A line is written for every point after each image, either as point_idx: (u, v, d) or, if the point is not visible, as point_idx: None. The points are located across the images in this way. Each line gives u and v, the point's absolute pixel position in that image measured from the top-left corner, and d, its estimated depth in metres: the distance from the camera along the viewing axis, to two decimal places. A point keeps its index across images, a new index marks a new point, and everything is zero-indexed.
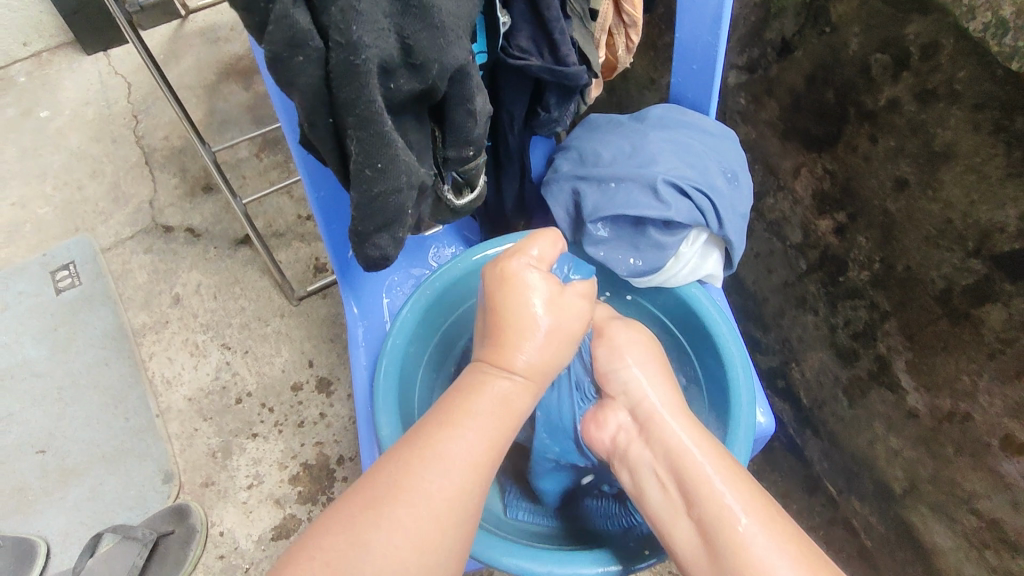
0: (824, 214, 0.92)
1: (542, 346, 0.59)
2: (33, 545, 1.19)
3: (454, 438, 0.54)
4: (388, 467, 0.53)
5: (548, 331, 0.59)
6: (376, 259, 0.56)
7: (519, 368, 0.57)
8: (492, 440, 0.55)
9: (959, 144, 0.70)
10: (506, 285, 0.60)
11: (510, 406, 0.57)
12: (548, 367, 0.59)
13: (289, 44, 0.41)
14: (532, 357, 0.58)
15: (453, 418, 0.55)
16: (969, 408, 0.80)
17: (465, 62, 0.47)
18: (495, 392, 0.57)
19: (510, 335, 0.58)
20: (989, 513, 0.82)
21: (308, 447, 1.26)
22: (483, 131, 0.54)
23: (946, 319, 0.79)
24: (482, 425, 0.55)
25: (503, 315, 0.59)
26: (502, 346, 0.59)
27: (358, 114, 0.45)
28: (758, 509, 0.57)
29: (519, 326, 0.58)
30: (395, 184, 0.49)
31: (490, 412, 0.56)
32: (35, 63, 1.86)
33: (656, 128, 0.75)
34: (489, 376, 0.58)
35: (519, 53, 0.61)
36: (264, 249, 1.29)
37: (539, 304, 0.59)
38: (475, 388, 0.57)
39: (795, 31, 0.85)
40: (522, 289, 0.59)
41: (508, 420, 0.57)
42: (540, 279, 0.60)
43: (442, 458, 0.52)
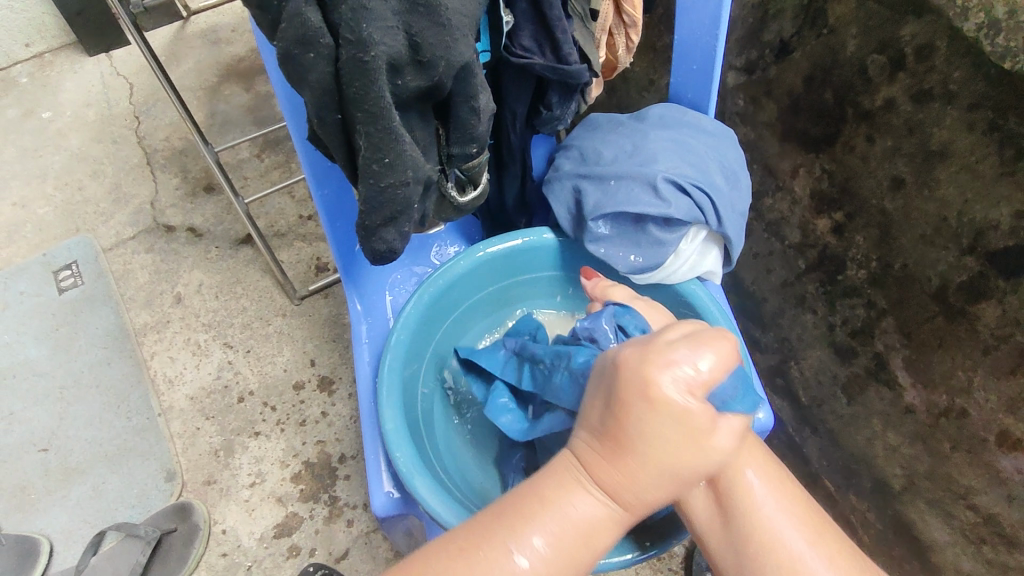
0: (821, 213, 0.93)
1: (656, 484, 0.51)
2: (35, 544, 1.19)
3: (520, 557, 0.49)
4: (457, 557, 0.50)
5: (671, 472, 0.50)
6: (383, 252, 0.56)
7: (618, 502, 0.51)
8: (571, 560, 0.51)
9: (954, 143, 0.71)
10: (643, 407, 0.49)
11: (592, 533, 0.51)
12: (652, 504, 0.52)
13: (300, 41, 0.42)
14: (641, 491, 0.51)
15: (526, 528, 0.50)
16: (965, 404, 0.81)
17: (470, 59, 0.48)
18: (581, 514, 0.51)
19: (624, 455, 0.50)
20: (986, 509, 0.83)
21: (310, 446, 1.27)
22: (486, 128, 0.56)
23: (941, 317, 0.79)
24: (555, 546, 0.50)
25: (625, 433, 0.50)
26: (616, 462, 0.50)
27: (367, 109, 0.46)
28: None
29: (640, 450, 0.49)
30: (402, 177, 0.50)
31: (569, 536, 0.51)
32: (37, 64, 1.87)
33: (656, 127, 0.76)
34: (579, 492, 0.52)
35: (522, 52, 0.62)
36: (266, 249, 1.30)
37: (673, 445, 0.49)
38: (564, 500, 0.51)
39: (793, 32, 0.86)
40: (656, 414, 0.49)
41: (586, 549, 0.51)
42: (681, 411, 0.49)
43: (510, 569, 0.49)
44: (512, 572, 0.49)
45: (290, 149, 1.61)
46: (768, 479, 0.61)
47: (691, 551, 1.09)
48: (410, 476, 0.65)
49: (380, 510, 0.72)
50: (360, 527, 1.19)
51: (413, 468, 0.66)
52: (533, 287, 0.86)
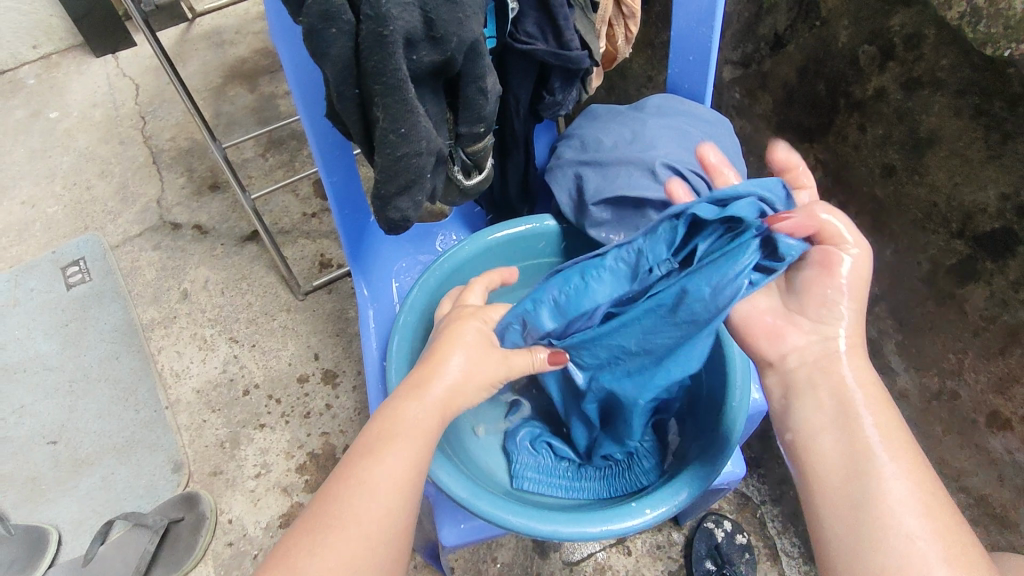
0: (816, 202, 0.95)
1: (456, 372, 0.61)
2: (45, 533, 1.21)
3: (370, 472, 0.54)
4: (326, 495, 0.53)
5: (471, 357, 0.62)
6: (397, 221, 0.59)
7: (431, 394, 0.59)
8: (408, 470, 0.55)
9: (942, 129, 0.74)
10: (445, 334, 0.64)
11: (422, 430, 0.57)
12: (466, 390, 0.61)
13: (323, 17, 0.45)
14: (445, 388, 0.60)
15: (375, 450, 0.55)
16: (956, 386, 0.83)
17: (480, 37, 0.51)
18: (409, 416, 0.57)
19: (427, 363, 0.61)
20: (978, 489, 0.85)
21: (315, 437, 1.28)
22: (493, 109, 0.58)
23: (933, 300, 0.82)
24: (397, 454, 0.55)
25: (430, 352, 0.63)
26: (420, 377, 0.60)
27: (384, 82, 0.48)
28: (925, 491, 0.51)
29: (440, 355, 0.62)
30: (417, 148, 0.53)
31: (406, 440, 0.56)
32: (44, 65, 1.90)
33: (654, 115, 0.78)
34: (405, 403, 0.58)
35: (526, 38, 0.65)
36: (272, 244, 1.32)
37: (469, 340, 0.63)
38: (395, 415, 0.57)
39: (786, 26, 0.89)
40: (457, 331, 0.64)
41: (422, 446, 0.57)
42: (470, 325, 0.65)
43: (366, 483, 0.53)
44: (372, 487, 0.53)
45: (293, 148, 1.63)
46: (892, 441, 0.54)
47: (690, 538, 1.11)
48: None
49: None
50: None
51: None
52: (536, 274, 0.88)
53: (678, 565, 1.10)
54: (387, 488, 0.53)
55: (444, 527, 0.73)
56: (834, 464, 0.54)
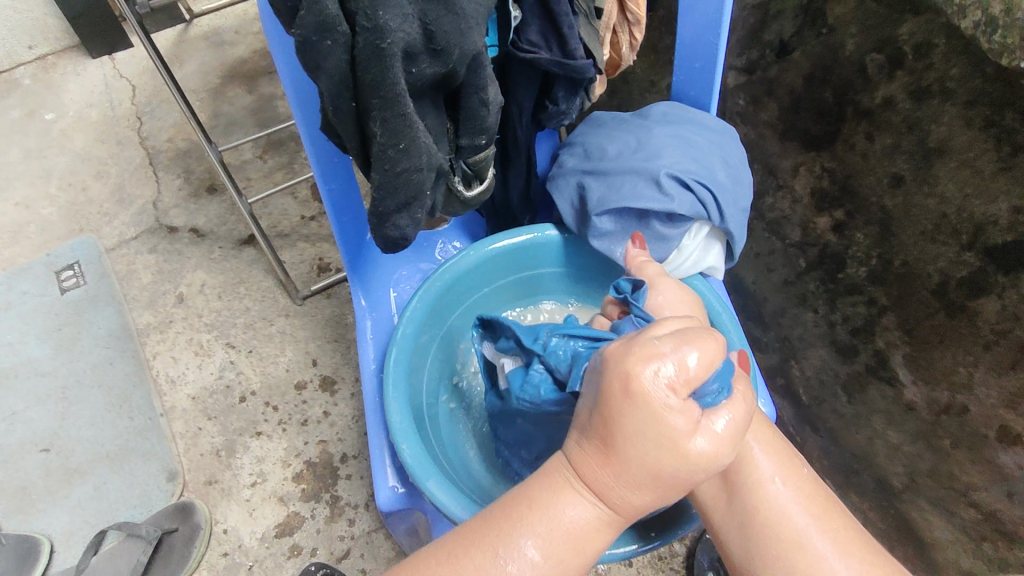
0: (822, 211, 0.94)
1: (645, 485, 0.49)
2: (37, 543, 1.19)
3: (510, 559, 0.52)
4: (453, 566, 0.53)
5: (672, 470, 0.48)
6: (396, 238, 0.58)
7: (614, 498, 0.50)
8: (565, 555, 0.52)
9: (953, 139, 0.73)
10: (637, 416, 0.47)
11: (585, 537, 0.52)
12: (648, 507, 0.51)
13: (319, 28, 0.43)
14: (624, 495, 0.50)
15: (516, 533, 0.53)
16: (965, 400, 0.81)
17: (482, 49, 0.49)
18: (573, 515, 0.52)
19: (616, 461, 0.48)
20: (986, 506, 0.83)
21: (312, 446, 1.27)
22: (495, 120, 0.57)
23: (942, 312, 0.80)
24: (545, 550, 0.52)
25: (619, 448, 0.48)
26: (602, 465, 0.50)
27: (382, 96, 0.46)
28: (809, 501, 0.63)
29: (625, 459, 0.48)
30: (416, 163, 0.51)
31: (559, 535, 0.52)
32: (41, 66, 1.88)
33: (659, 123, 0.77)
34: (568, 490, 0.53)
35: (529, 47, 0.64)
36: (270, 250, 1.30)
37: (672, 449, 0.47)
38: (554, 499, 0.53)
39: (793, 32, 0.88)
40: (662, 425, 0.47)
41: (577, 551, 0.53)
42: (678, 418, 0.47)
43: (513, 557, 0.52)
44: (519, 564, 0.52)
45: (293, 151, 1.62)
46: (767, 456, 0.66)
47: (692, 550, 1.10)
48: (416, 469, 0.65)
49: (385, 505, 0.73)
50: (362, 526, 1.19)
51: (419, 462, 0.66)
52: (536, 283, 0.87)
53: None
54: (535, 567, 0.52)
55: None
56: (727, 497, 0.65)
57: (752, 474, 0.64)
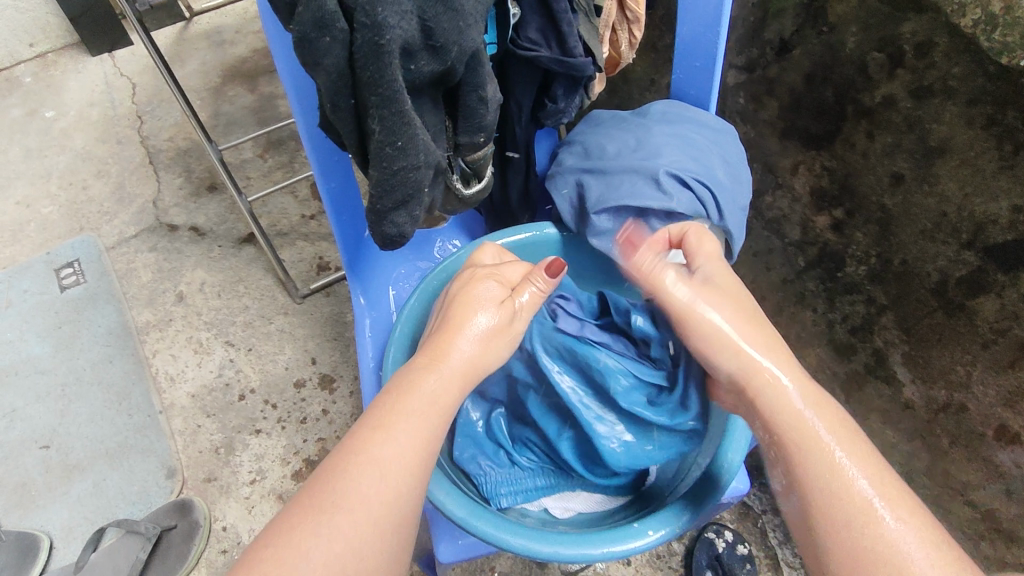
0: (821, 210, 0.94)
1: (474, 345, 0.61)
2: (36, 540, 1.19)
3: (385, 446, 0.53)
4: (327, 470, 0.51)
5: (484, 334, 0.62)
6: (394, 235, 0.58)
7: (450, 363, 0.59)
8: (426, 440, 0.55)
9: (953, 139, 0.73)
10: (463, 300, 0.64)
11: (440, 403, 0.57)
12: (481, 366, 0.61)
13: (318, 24, 0.43)
14: (462, 356, 0.60)
15: (388, 421, 0.54)
16: (963, 399, 0.82)
17: (480, 45, 0.49)
18: (428, 389, 0.57)
19: (441, 335, 0.60)
20: (984, 504, 0.83)
21: (310, 444, 1.27)
22: (493, 118, 0.57)
23: (941, 311, 0.80)
24: (416, 427, 0.54)
25: (445, 328, 0.62)
26: (444, 342, 0.60)
27: (381, 93, 0.46)
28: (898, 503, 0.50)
29: (455, 330, 0.61)
30: (414, 161, 0.51)
31: (421, 410, 0.56)
32: (41, 64, 1.88)
33: (658, 122, 0.77)
34: (421, 373, 0.58)
35: (529, 45, 0.64)
36: (269, 248, 1.30)
37: (479, 312, 0.62)
38: (410, 384, 0.57)
39: (794, 31, 0.88)
40: (476, 300, 0.63)
41: (437, 420, 0.56)
42: (487, 299, 0.64)
43: (377, 455, 0.52)
44: (385, 458, 0.52)
45: (293, 149, 1.62)
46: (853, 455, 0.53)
47: (690, 548, 1.10)
48: None
49: None
50: None
51: None
52: None
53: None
54: (399, 459, 0.53)
55: (440, 542, 0.72)
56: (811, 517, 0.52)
57: (835, 469, 0.52)
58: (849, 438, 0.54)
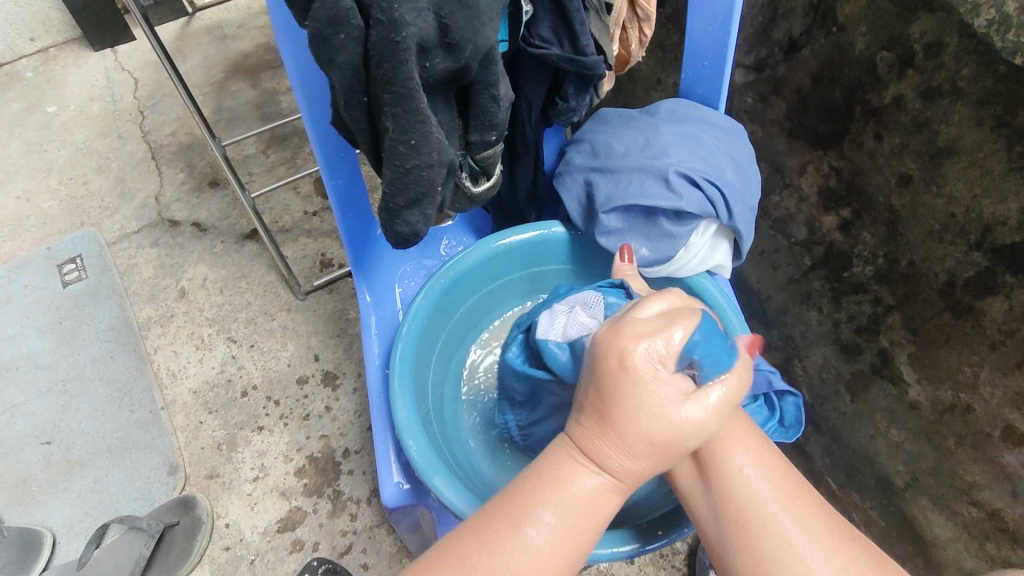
0: (828, 210, 0.93)
1: (639, 448, 0.53)
2: (38, 535, 1.19)
3: (526, 535, 0.53)
4: (465, 548, 0.53)
5: (648, 424, 0.52)
6: (406, 235, 0.57)
7: (595, 455, 0.54)
8: (567, 531, 0.54)
9: (963, 139, 0.72)
10: (626, 380, 0.52)
11: (595, 509, 0.55)
12: (642, 471, 0.55)
13: (332, 22, 0.43)
14: (623, 459, 0.53)
15: (532, 513, 0.54)
16: (970, 400, 0.81)
17: (495, 43, 0.49)
18: (583, 488, 0.54)
19: (607, 431, 0.53)
20: (989, 504, 0.83)
21: (314, 440, 1.27)
22: (505, 115, 0.56)
23: (948, 313, 0.80)
24: (563, 526, 0.54)
25: (610, 411, 0.53)
26: (603, 436, 0.53)
27: (395, 90, 0.46)
28: (798, 502, 0.57)
29: (631, 424, 0.52)
30: (428, 160, 0.51)
31: (572, 511, 0.54)
32: (41, 58, 1.87)
33: (667, 121, 0.76)
34: (575, 469, 0.55)
35: (540, 43, 0.63)
36: (272, 244, 1.30)
37: (662, 415, 0.52)
38: (562, 479, 0.55)
39: (802, 29, 0.87)
40: (649, 391, 0.52)
41: (591, 522, 0.55)
42: (661, 384, 0.52)
43: (527, 552, 0.52)
44: (513, 561, 0.52)
45: (295, 145, 1.61)
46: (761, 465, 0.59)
47: (694, 546, 1.10)
48: (427, 471, 0.66)
49: (390, 501, 0.73)
50: (364, 520, 1.19)
51: (428, 462, 0.66)
52: (541, 279, 0.87)
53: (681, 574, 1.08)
54: (552, 557, 0.53)
55: None
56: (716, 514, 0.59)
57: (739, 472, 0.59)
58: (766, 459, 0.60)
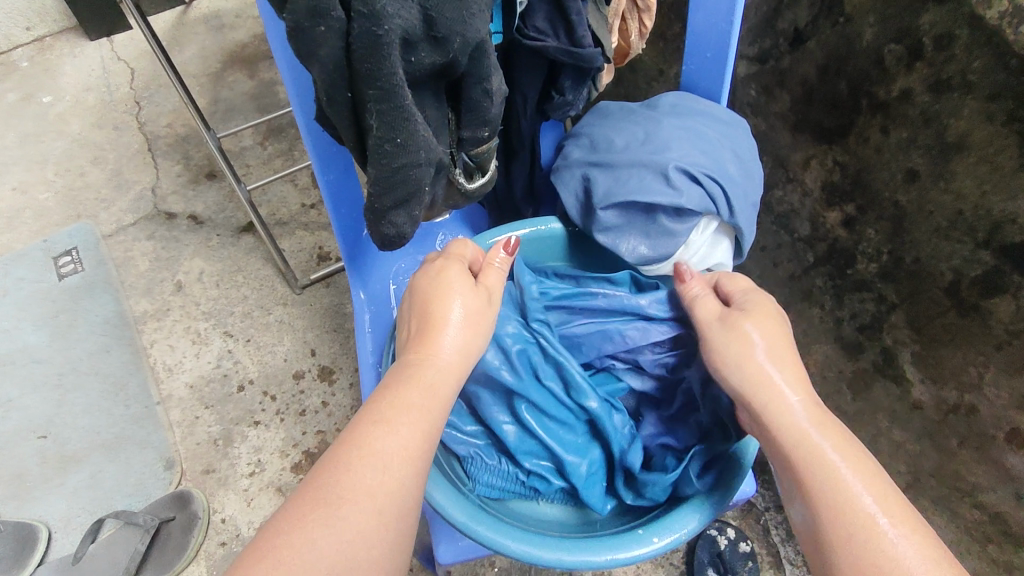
0: (832, 206, 0.91)
1: (459, 334, 0.59)
2: (34, 531, 1.19)
3: (383, 432, 0.52)
4: (326, 465, 0.50)
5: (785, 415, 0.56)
6: (392, 236, 0.56)
7: (442, 353, 0.58)
8: (425, 428, 0.54)
9: (972, 134, 0.70)
10: (434, 284, 0.62)
11: (435, 392, 0.56)
12: (470, 353, 0.60)
13: (312, 13, 0.40)
14: (451, 346, 0.59)
15: (385, 410, 0.53)
16: (974, 401, 0.80)
17: (485, 36, 0.47)
18: (423, 379, 0.56)
19: (430, 328, 0.59)
20: (992, 506, 0.82)
21: (310, 436, 1.26)
22: (498, 111, 0.55)
23: (953, 312, 0.79)
24: (411, 416, 0.53)
25: (428, 315, 0.60)
26: (428, 337, 0.59)
27: (379, 86, 0.44)
28: (908, 529, 0.49)
29: (436, 316, 0.60)
30: (415, 159, 0.49)
31: (416, 401, 0.54)
32: (36, 47, 1.84)
33: (668, 114, 0.74)
34: (410, 368, 0.57)
35: (536, 34, 0.61)
36: (268, 237, 1.28)
37: (464, 299, 0.61)
38: (403, 377, 0.56)
39: (808, 20, 0.85)
40: (448, 284, 0.62)
41: (434, 409, 0.55)
42: (462, 280, 0.63)
43: (377, 449, 0.51)
44: (381, 454, 0.51)
45: (292, 137, 1.59)
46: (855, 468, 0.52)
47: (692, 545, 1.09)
48: None
49: None
50: None
51: None
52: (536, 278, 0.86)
53: (679, 572, 1.08)
54: (401, 448, 0.51)
55: (441, 544, 0.72)
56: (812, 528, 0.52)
57: (833, 476, 0.52)
58: (861, 465, 0.52)
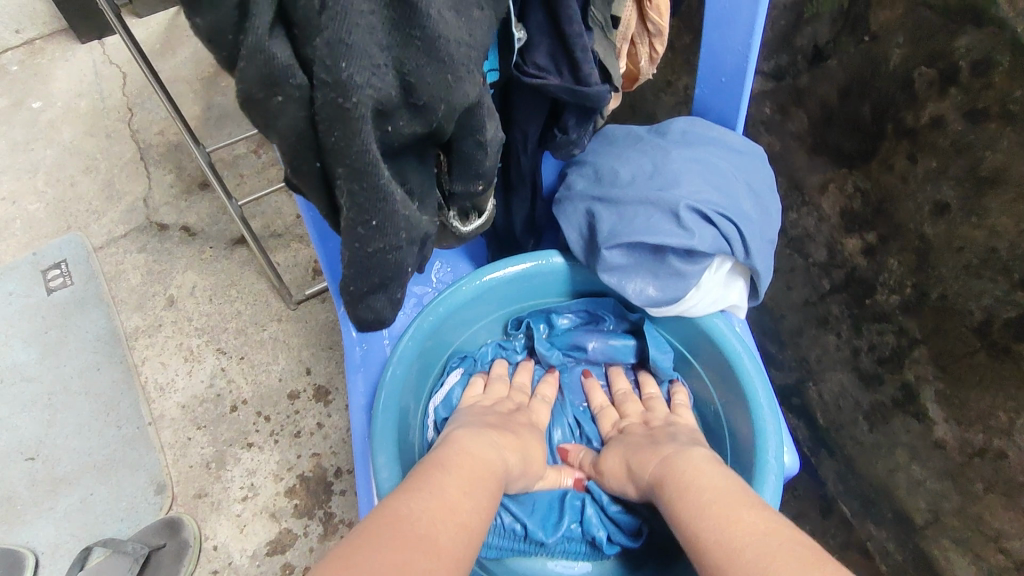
0: (851, 233, 0.86)
1: (520, 459, 0.65)
2: (21, 557, 1.15)
3: (441, 481, 0.54)
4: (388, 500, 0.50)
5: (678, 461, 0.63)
6: (371, 319, 0.51)
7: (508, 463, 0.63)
8: (482, 496, 0.55)
9: (1008, 168, 0.65)
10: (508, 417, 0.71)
11: (490, 473, 0.59)
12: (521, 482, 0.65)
13: (266, 82, 0.36)
14: (512, 458, 0.64)
15: (443, 467, 0.56)
16: (1003, 446, 0.75)
17: (476, 97, 0.42)
18: (479, 457, 0.60)
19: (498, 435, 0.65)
20: (1019, 554, 0.78)
21: (304, 459, 1.22)
22: (493, 163, 0.49)
23: (983, 352, 0.73)
24: (469, 480, 0.56)
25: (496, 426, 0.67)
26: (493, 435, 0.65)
27: (349, 163, 0.40)
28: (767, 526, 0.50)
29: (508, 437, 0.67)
30: (393, 241, 0.45)
31: (474, 472, 0.57)
32: (27, 50, 1.79)
33: (677, 144, 0.69)
34: (468, 447, 0.61)
35: (536, 72, 0.56)
36: (261, 254, 1.24)
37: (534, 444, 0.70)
38: (462, 451, 0.60)
39: (829, 38, 0.80)
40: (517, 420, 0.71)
41: (490, 485, 0.57)
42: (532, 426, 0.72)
43: (437, 491, 0.52)
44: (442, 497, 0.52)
45: None
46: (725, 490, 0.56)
47: None
48: None
49: None
50: None
51: None
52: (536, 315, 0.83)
53: None
54: (462, 501, 0.53)
55: None
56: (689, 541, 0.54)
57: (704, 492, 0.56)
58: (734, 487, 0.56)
